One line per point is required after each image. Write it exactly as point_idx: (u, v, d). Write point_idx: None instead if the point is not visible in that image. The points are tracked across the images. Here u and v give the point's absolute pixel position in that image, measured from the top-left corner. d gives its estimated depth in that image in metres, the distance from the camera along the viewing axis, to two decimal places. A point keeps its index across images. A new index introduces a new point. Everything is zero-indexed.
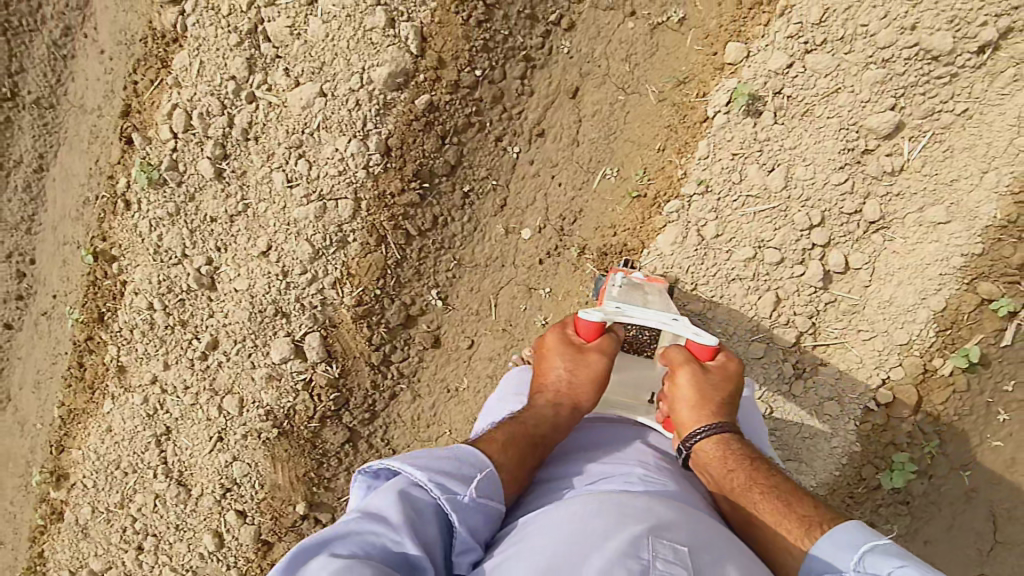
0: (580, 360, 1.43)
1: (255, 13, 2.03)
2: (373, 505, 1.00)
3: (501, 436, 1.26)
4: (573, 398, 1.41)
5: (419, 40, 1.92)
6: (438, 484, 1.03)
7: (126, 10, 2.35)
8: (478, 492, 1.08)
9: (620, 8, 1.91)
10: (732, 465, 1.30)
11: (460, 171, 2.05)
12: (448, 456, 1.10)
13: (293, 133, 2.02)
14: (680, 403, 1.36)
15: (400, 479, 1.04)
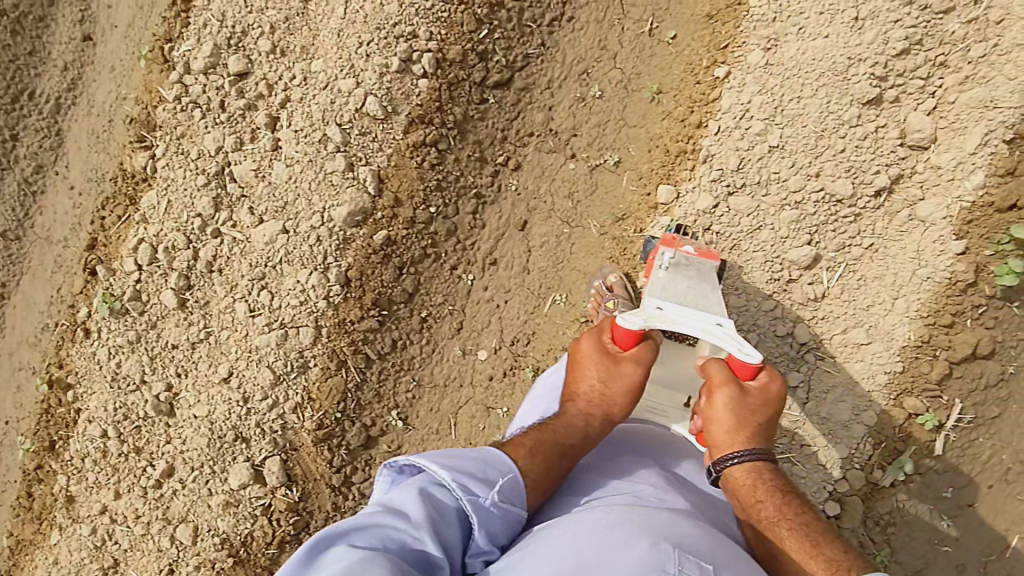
0: (614, 370, 1.43)
1: (223, 157, 2.16)
2: (398, 500, 1.09)
3: (529, 442, 1.31)
4: (604, 408, 1.43)
5: (377, 181, 2.05)
6: (461, 485, 1.11)
7: (98, 150, 2.47)
8: (500, 496, 1.16)
9: (562, 151, 2.11)
10: (760, 496, 1.31)
11: (417, 298, 2.15)
12: (472, 458, 1.18)
13: (257, 266, 2.10)
14: (717, 424, 1.35)
15: (425, 479, 1.13)
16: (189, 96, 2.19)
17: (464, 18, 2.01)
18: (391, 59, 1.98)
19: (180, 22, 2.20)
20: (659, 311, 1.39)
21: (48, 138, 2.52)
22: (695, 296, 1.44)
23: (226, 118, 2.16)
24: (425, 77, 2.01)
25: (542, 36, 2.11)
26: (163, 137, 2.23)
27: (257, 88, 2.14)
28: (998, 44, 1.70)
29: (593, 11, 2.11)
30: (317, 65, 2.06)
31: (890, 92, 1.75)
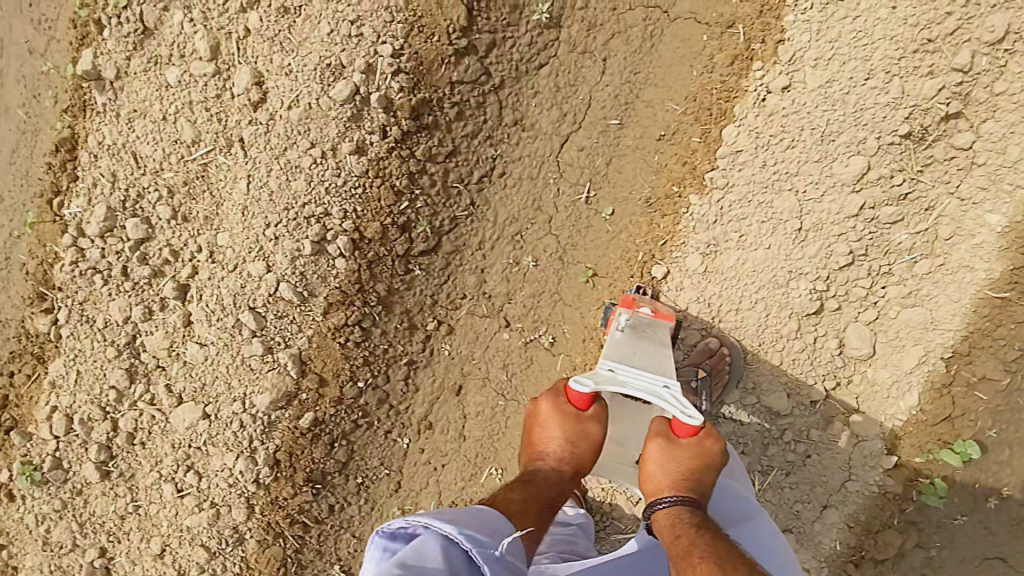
0: (579, 430, 1.37)
1: (132, 325, 1.99)
2: (410, 560, 1.02)
3: (514, 508, 1.27)
4: (575, 463, 1.40)
5: (299, 364, 1.94)
6: (472, 534, 1.08)
7: (1, 290, 2.12)
8: (507, 549, 1.11)
9: (496, 317, 1.99)
10: (679, 531, 1.25)
11: (351, 465, 2.07)
12: (474, 516, 1.15)
13: (180, 446, 2.01)
14: (649, 471, 1.35)
15: (433, 535, 1.07)
16: (87, 260, 1.98)
17: (381, 191, 1.80)
18: (303, 242, 1.80)
19: (68, 175, 1.95)
20: (610, 371, 1.31)
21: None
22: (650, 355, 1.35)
23: (131, 286, 1.96)
24: (341, 258, 1.84)
25: (470, 194, 1.91)
26: (65, 299, 2.03)
27: (161, 255, 1.93)
28: (942, 260, 1.62)
29: (525, 167, 1.89)
30: (223, 239, 1.87)
31: (833, 302, 1.67)
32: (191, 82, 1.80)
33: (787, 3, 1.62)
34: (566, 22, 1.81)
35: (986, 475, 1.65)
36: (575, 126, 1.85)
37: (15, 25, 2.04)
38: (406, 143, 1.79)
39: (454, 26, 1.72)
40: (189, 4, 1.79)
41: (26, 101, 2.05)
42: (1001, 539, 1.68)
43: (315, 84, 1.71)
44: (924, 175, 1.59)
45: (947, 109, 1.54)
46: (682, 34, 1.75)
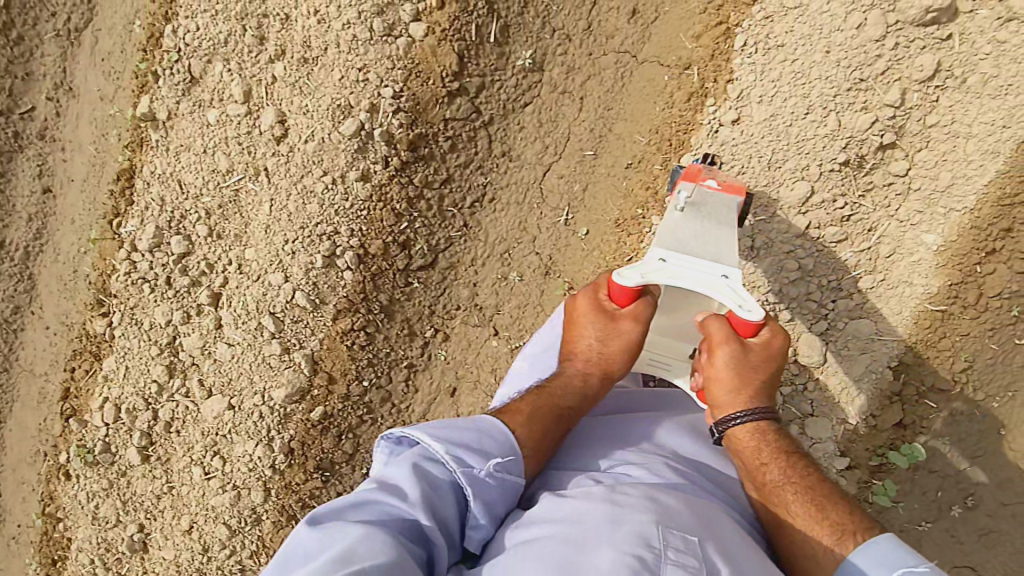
0: (611, 328, 1.37)
1: (172, 327, 2.30)
2: (393, 474, 1.08)
3: (525, 409, 1.27)
4: (603, 369, 1.38)
5: (311, 363, 2.18)
6: (454, 457, 1.09)
7: (68, 296, 2.49)
8: (496, 467, 1.12)
9: (486, 327, 2.21)
10: (765, 459, 1.29)
11: (357, 456, 2.30)
12: (468, 427, 1.16)
13: (208, 434, 2.27)
14: (721, 386, 1.31)
15: (419, 450, 1.11)
16: (137, 271, 2.32)
17: (383, 214, 2.07)
18: (316, 256, 2.07)
19: (125, 200, 2.31)
20: (662, 261, 1.31)
21: (20, 283, 2.52)
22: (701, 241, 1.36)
23: (173, 294, 2.28)
24: (348, 270, 2.10)
25: (464, 217, 2.16)
26: (119, 304, 2.37)
27: (199, 267, 2.25)
28: (882, 278, 1.76)
29: (512, 193, 2.14)
30: (250, 254, 2.17)
31: (783, 313, 1.81)
32: (228, 121, 2.14)
33: (735, 47, 1.80)
34: (547, 66, 2.07)
35: (939, 476, 1.77)
36: (556, 156, 2.09)
37: (91, 76, 2.46)
38: (405, 172, 2.05)
39: (447, 71, 1.99)
40: (228, 56, 2.12)
41: (97, 138, 2.45)
42: (959, 539, 1.77)
43: (328, 122, 2.01)
44: (865, 199, 1.74)
45: (882, 140, 1.69)
46: (648, 74, 1.96)
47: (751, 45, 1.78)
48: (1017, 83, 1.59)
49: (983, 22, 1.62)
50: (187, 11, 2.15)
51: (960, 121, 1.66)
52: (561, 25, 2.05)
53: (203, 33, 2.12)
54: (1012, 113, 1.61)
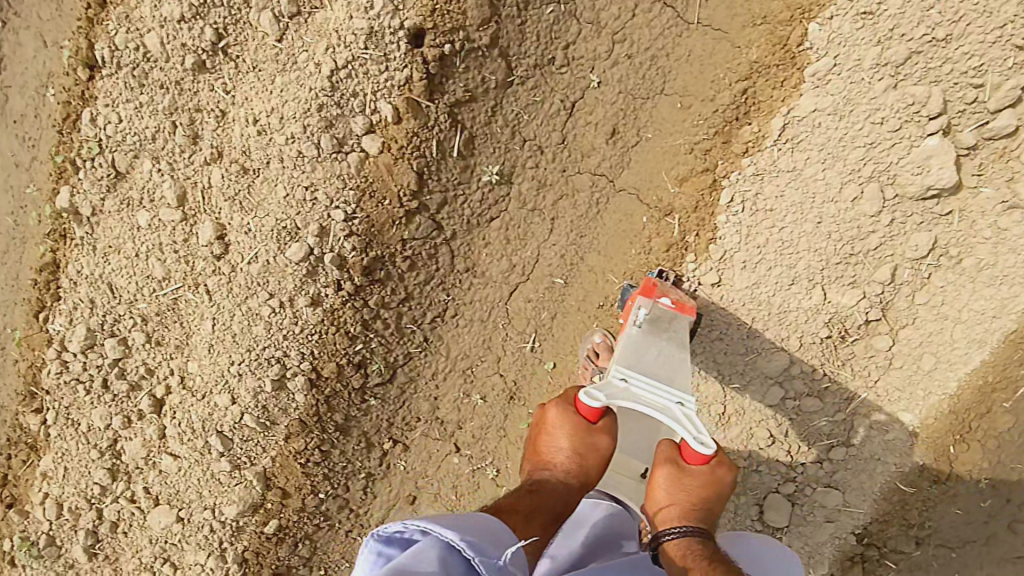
0: (589, 442, 1.28)
1: (112, 431, 2.10)
2: (405, 568, 0.85)
3: (521, 512, 1.18)
4: (582, 482, 1.28)
5: (263, 480, 2.05)
6: (472, 542, 0.93)
7: None
8: (512, 562, 0.95)
9: (448, 441, 2.10)
10: (689, 567, 1.19)
11: (315, 559, 2.15)
12: (474, 522, 1.00)
13: (157, 541, 2.13)
14: (655, 505, 1.29)
15: (431, 539, 0.93)
16: (70, 371, 2.09)
17: (336, 337, 1.92)
18: (264, 380, 1.93)
19: (51, 294, 2.09)
20: (624, 379, 1.31)
21: None
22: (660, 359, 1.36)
23: (111, 397, 2.07)
24: (299, 393, 1.96)
25: (424, 332, 2.01)
26: (53, 401, 2.13)
27: (137, 371, 2.05)
28: (854, 449, 1.71)
29: (477, 310, 1.99)
30: (192, 367, 2.01)
31: (749, 474, 1.76)
32: (161, 226, 1.91)
33: (720, 202, 1.71)
34: (516, 179, 1.87)
35: None
36: (523, 277, 1.94)
37: (1, 141, 2.09)
38: (359, 295, 1.89)
39: (404, 191, 1.80)
40: (158, 155, 1.87)
41: (14, 211, 2.10)
42: None
43: (273, 244, 1.81)
44: (844, 368, 1.67)
45: (867, 316, 1.62)
46: (625, 206, 1.84)
47: (739, 204, 1.68)
48: (1012, 274, 1.55)
49: (986, 203, 1.54)
50: (106, 97, 1.87)
51: (950, 304, 1.61)
52: (533, 135, 1.84)
53: (127, 127, 1.87)
54: (1003, 304, 1.57)
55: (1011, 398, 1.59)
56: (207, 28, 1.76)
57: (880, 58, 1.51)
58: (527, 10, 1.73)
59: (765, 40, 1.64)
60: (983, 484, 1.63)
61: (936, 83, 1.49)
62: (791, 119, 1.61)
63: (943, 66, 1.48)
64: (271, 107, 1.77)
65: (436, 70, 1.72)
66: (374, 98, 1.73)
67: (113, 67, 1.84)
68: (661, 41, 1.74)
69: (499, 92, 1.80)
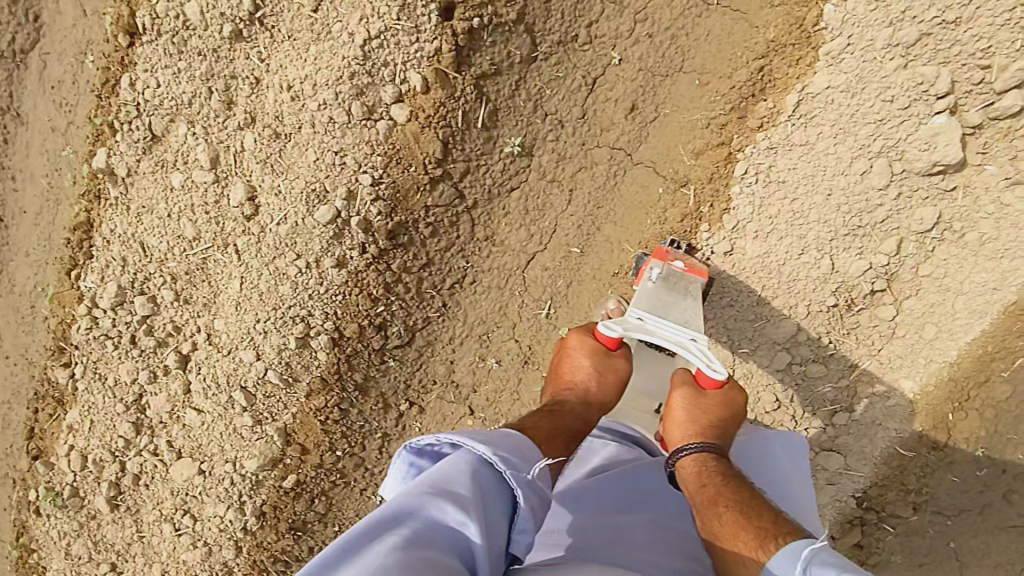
0: (607, 363, 1.47)
1: (138, 386, 2.17)
2: (437, 477, 0.96)
3: (545, 426, 1.30)
4: (600, 399, 1.45)
5: (284, 436, 2.12)
6: (503, 459, 1.01)
7: (27, 330, 2.27)
8: (538, 475, 1.05)
9: (462, 404, 2.18)
10: (705, 481, 1.31)
11: (330, 515, 2.23)
12: (502, 436, 1.08)
13: (178, 493, 2.20)
14: (674, 422, 1.41)
15: (464, 454, 1.01)
16: (99, 327, 2.16)
17: (359, 299, 1.99)
18: (289, 338, 2.00)
19: (84, 252, 2.14)
20: (641, 320, 1.45)
21: None
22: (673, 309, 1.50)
23: (138, 352, 2.14)
24: (322, 352, 2.03)
25: (443, 297, 2.08)
26: (81, 356, 2.21)
27: (165, 328, 2.11)
28: (855, 415, 1.81)
29: (495, 277, 2.06)
30: (219, 325, 2.06)
31: None
32: (194, 187, 1.97)
33: (735, 174, 1.78)
34: (537, 151, 1.95)
35: None
36: (541, 246, 2.02)
37: (41, 104, 2.18)
38: (383, 258, 1.96)
39: (429, 158, 1.87)
40: (193, 118, 1.94)
41: (50, 172, 2.18)
42: None
43: (302, 206, 1.89)
44: (848, 338, 1.77)
45: (872, 286, 1.72)
46: (641, 178, 1.91)
47: (752, 176, 1.76)
48: (1012, 249, 1.62)
49: (989, 179, 1.62)
50: (146, 63, 1.94)
51: (952, 276, 1.69)
52: (554, 110, 1.92)
53: (164, 91, 1.93)
54: (1004, 277, 1.64)
55: (1010, 368, 1.66)
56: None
57: (893, 37, 1.57)
58: None
59: (781, 20, 1.71)
60: (978, 454, 1.70)
61: (945, 65, 1.55)
62: (805, 96, 1.68)
63: (950, 48, 1.54)
64: (305, 75, 1.83)
65: (464, 43, 1.79)
66: (404, 68, 1.80)
67: (153, 34, 1.91)
68: (681, 20, 1.81)
69: (523, 67, 1.87)
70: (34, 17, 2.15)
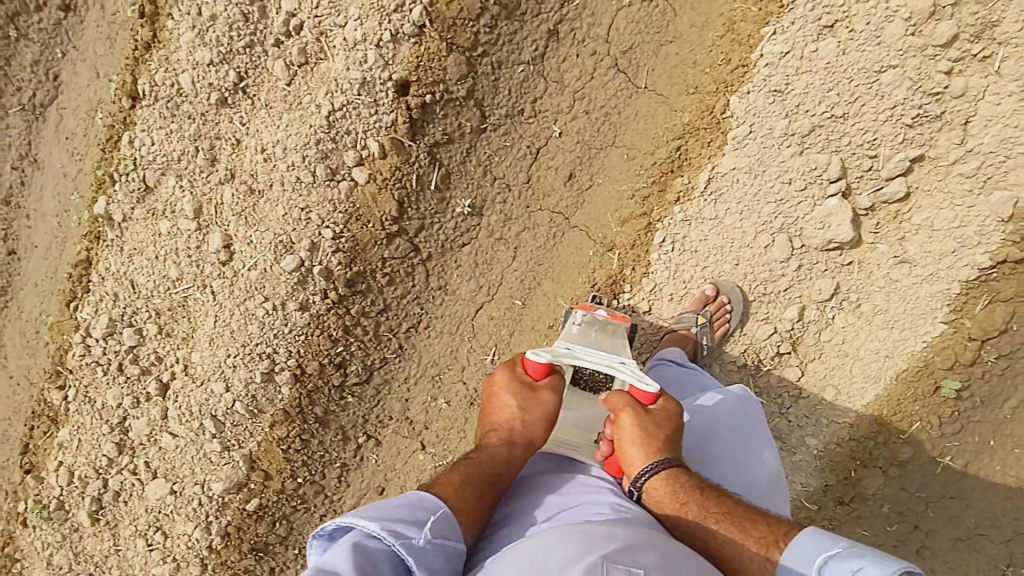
0: (532, 397, 1.45)
1: (123, 409, 2.38)
2: (322, 562, 1.03)
3: (457, 481, 1.32)
4: (525, 438, 1.43)
5: (249, 461, 2.30)
6: (390, 531, 1.08)
7: (30, 354, 2.50)
8: (433, 536, 1.12)
9: (415, 439, 2.36)
10: (684, 499, 1.32)
11: (291, 537, 2.41)
12: (399, 506, 1.16)
13: (152, 511, 2.38)
14: (626, 443, 1.37)
15: (355, 533, 1.08)
16: (91, 354, 2.37)
17: (320, 339, 2.18)
18: (255, 372, 2.19)
19: (82, 287, 2.37)
20: (569, 350, 1.51)
21: None
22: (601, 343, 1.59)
23: (124, 379, 2.35)
24: (285, 386, 2.22)
25: (399, 339, 2.28)
26: (74, 380, 2.43)
27: (149, 358, 2.33)
28: None
29: (446, 323, 2.26)
30: (195, 358, 2.27)
31: None
32: (179, 234, 2.20)
33: (654, 242, 1.99)
34: (487, 211, 2.14)
35: None
36: (488, 297, 2.21)
37: (55, 154, 2.43)
38: (343, 303, 2.16)
39: (386, 216, 2.07)
40: (181, 173, 2.17)
41: (59, 213, 2.43)
42: None
43: (271, 255, 2.10)
44: (759, 396, 1.97)
45: (778, 349, 1.92)
46: (576, 241, 2.10)
47: (668, 243, 1.97)
48: (902, 319, 1.83)
49: (881, 257, 1.82)
50: (143, 123, 2.18)
51: (849, 342, 1.89)
52: (501, 175, 2.11)
53: (158, 148, 2.17)
54: (895, 346, 1.84)
55: (906, 429, 1.85)
56: (231, 71, 2.05)
57: (788, 129, 1.78)
58: (500, 68, 2.00)
59: (696, 107, 1.91)
60: (887, 510, 1.91)
61: (837, 151, 1.76)
62: (714, 175, 1.89)
63: (841, 138, 1.75)
64: (278, 140, 2.06)
65: (418, 116, 1.98)
66: (365, 136, 2.01)
67: (151, 99, 2.16)
68: (614, 100, 2.01)
69: (473, 137, 2.06)
70: (54, 76, 2.40)
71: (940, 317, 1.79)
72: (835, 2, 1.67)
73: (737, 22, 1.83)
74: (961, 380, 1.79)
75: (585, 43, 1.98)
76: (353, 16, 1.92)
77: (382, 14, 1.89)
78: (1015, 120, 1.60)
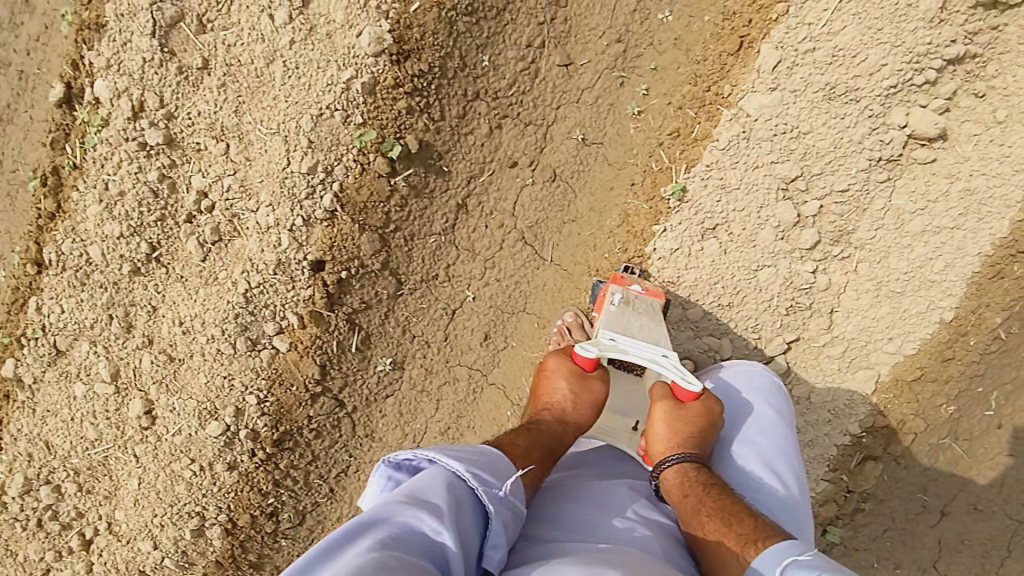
0: (584, 384, 1.50)
1: (44, 563, 2.25)
2: (416, 488, 1.02)
3: (519, 445, 1.33)
4: (575, 420, 1.47)
5: None
6: (475, 474, 1.07)
7: None
8: (511, 491, 1.11)
9: None
10: (687, 491, 1.32)
11: None
12: (478, 455, 1.14)
13: None
14: (655, 437, 1.43)
15: (438, 469, 1.07)
16: (7, 512, 2.22)
17: (250, 495, 2.16)
18: (184, 530, 2.15)
19: None
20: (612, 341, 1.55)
21: None
22: (644, 331, 1.60)
23: (45, 534, 2.23)
24: (216, 540, 2.18)
25: (330, 483, 2.26)
26: None
27: (69, 513, 2.24)
28: None
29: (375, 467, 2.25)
30: (120, 515, 2.22)
31: None
32: (96, 397, 2.17)
33: None
34: (408, 364, 2.18)
35: None
36: (415, 444, 2.24)
37: None
38: (270, 460, 2.16)
39: (309, 378, 2.09)
40: (95, 338, 2.14)
41: None
42: None
43: (193, 421, 2.11)
44: None
45: None
46: (494, 397, 2.20)
47: None
48: None
49: None
50: (51, 291, 2.13)
51: None
52: (420, 332, 2.16)
53: (69, 317, 2.13)
54: None
55: None
56: (143, 243, 2.06)
57: (684, 315, 1.91)
58: (413, 240, 2.07)
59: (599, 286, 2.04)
60: None
61: (726, 335, 1.89)
62: None
63: (726, 327, 1.88)
64: (195, 314, 2.08)
65: (334, 290, 2.04)
66: (284, 308, 2.05)
67: (59, 268, 2.12)
68: (523, 270, 2.10)
69: (391, 301, 2.11)
70: None
71: (820, 475, 1.92)
72: (716, 208, 1.82)
73: (632, 216, 1.98)
74: (843, 521, 1.95)
75: (493, 216, 2.08)
76: (264, 202, 1.99)
77: (293, 202, 1.97)
78: (872, 312, 1.80)
